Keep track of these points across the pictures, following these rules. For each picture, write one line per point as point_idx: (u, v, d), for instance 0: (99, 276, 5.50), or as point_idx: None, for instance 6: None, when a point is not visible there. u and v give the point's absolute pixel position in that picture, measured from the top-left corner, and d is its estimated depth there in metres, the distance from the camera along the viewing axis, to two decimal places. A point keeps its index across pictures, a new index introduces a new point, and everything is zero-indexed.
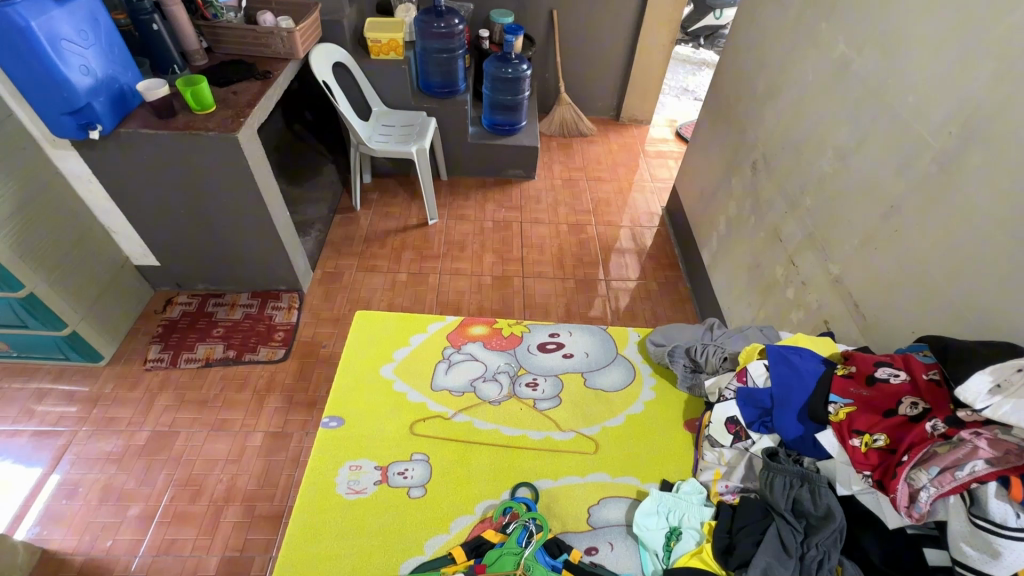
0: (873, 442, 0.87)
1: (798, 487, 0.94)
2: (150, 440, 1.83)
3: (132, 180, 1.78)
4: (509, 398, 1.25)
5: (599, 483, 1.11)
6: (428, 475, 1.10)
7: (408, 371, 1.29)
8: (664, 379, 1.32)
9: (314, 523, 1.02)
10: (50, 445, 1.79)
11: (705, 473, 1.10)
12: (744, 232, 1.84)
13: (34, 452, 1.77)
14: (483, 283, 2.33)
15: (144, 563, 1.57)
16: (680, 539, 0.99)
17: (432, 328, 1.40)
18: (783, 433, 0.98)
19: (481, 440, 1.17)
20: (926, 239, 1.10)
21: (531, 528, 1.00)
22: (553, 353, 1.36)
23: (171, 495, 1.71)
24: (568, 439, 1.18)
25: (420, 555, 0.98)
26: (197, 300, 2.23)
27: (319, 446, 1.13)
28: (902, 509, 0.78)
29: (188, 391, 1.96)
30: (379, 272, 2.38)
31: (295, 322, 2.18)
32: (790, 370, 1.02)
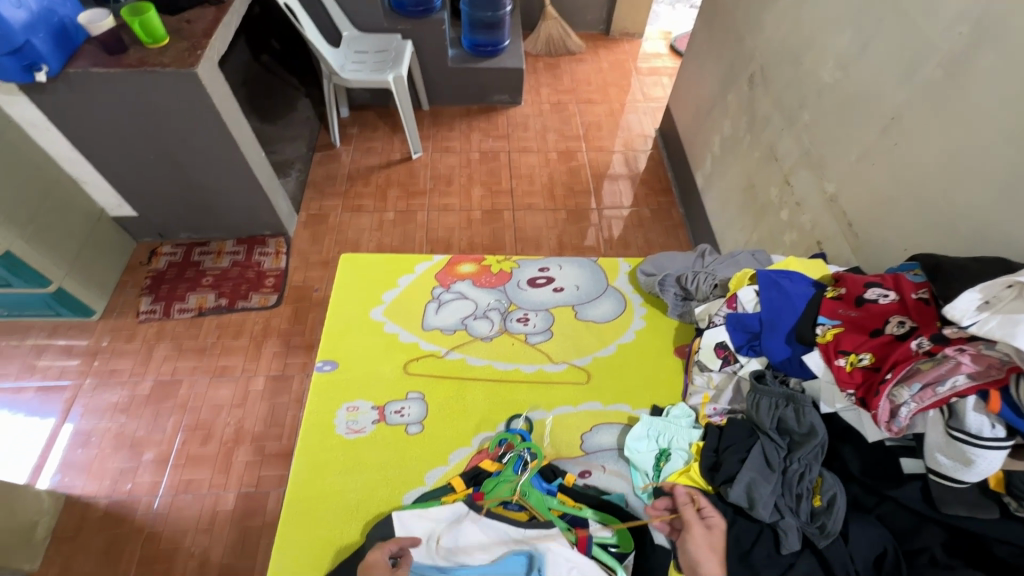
0: (858, 362, 0.87)
1: (783, 407, 0.96)
2: (154, 389, 1.87)
3: (92, 124, 1.67)
4: (500, 334, 1.25)
5: (591, 412, 1.15)
6: (424, 413, 1.13)
7: (399, 313, 1.28)
8: (654, 308, 1.32)
9: (316, 462, 1.05)
10: (57, 398, 1.83)
11: (694, 397, 1.13)
12: (739, 153, 1.77)
13: (43, 405, 1.81)
14: (473, 218, 2.28)
15: (166, 501, 1.65)
16: (669, 460, 1.03)
17: (420, 268, 1.37)
18: (771, 355, 1.00)
19: (475, 376, 1.19)
20: (927, 151, 1.06)
21: (526, 457, 1.03)
22: (543, 288, 1.35)
23: (183, 439, 1.77)
24: (561, 370, 1.21)
25: (421, 486, 1.03)
26: (182, 250, 2.18)
27: (314, 391, 1.15)
28: (883, 423, 0.81)
29: (186, 340, 1.97)
30: (365, 211, 2.32)
31: (285, 268, 2.14)
32: (780, 295, 1.02)
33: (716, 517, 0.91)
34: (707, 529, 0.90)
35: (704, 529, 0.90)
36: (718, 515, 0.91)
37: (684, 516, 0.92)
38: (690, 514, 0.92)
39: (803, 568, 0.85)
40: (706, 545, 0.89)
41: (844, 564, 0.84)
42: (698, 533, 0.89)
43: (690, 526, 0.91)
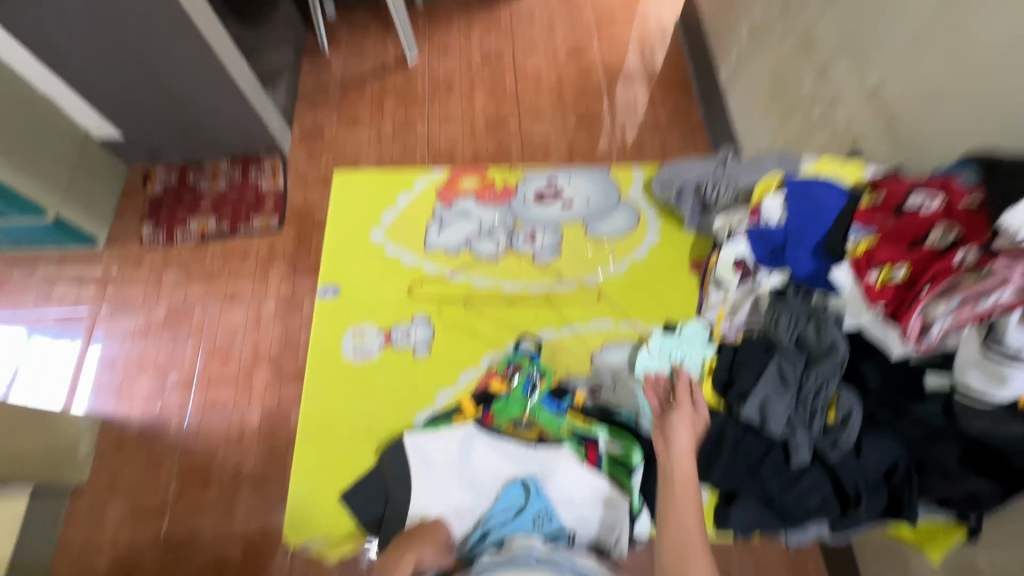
0: (891, 276, 0.81)
1: (804, 324, 0.93)
2: (169, 314, 1.89)
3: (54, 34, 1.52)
4: (507, 254, 1.20)
5: (601, 331, 1.12)
6: (431, 335, 1.11)
7: (399, 234, 1.22)
8: (670, 222, 1.23)
9: (326, 387, 1.06)
10: (78, 325, 1.86)
11: (709, 313, 1.09)
12: (771, 42, 1.57)
13: (65, 332, 1.85)
14: (476, 128, 2.13)
15: (194, 420, 1.74)
16: (681, 377, 1.01)
17: (418, 185, 1.28)
18: (794, 271, 0.94)
19: (481, 297, 1.15)
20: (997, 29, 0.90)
21: (535, 378, 1.03)
22: (551, 205, 1.26)
23: (203, 361, 1.82)
24: (570, 290, 1.16)
25: (431, 407, 1.04)
26: (176, 173, 2.06)
27: (319, 317, 1.13)
28: (910, 339, 0.77)
29: (193, 266, 1.96)
30: (361, 124, 2.17)
31: (283, 188, 2.05)
32: (808, 205, 0.94)
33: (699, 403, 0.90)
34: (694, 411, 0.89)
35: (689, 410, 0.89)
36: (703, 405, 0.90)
37: (677, 397, 0.90)
38: (684, 397, 0.90)
39: (810, 479, 0.88)
40: (688, 425, 0.87)
41: (854, 479, 0.86)
42: (685, 414, 0.88)
43: (677, 408, 0.89)
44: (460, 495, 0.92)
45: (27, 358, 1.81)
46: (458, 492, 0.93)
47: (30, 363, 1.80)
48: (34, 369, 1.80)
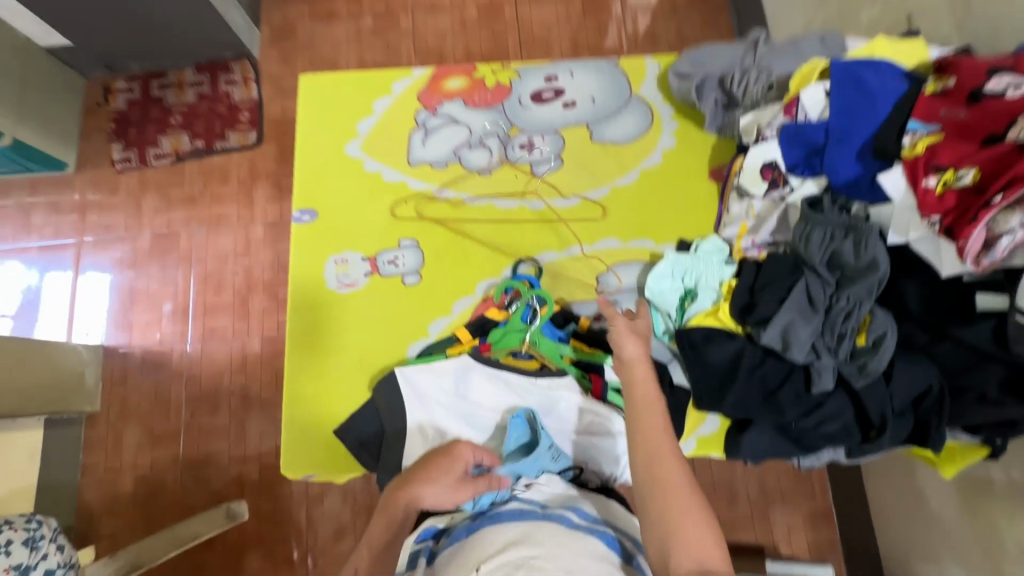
0: (955, 181, 0.68)
1: (841, 239, 0.81)
2: (154, 242, 1.71)
3: None
4: (501, 166, 1.06)
5: (607, 251, 1.02)
6: (421, 261, 1.02)
7: (380, 148, 1.08)
8: (688, 122, 1.07)
9: (312, 320, 0.99)
10: (63, 254, 1.71)
11: (729, 228, 0.97)
12: None
13: (52, 262, 1.70)
14: (468, 18, 1.84)
15: (198, 348, 1.62)
16: (695, 300, 0.93)
17: (397, 88, 1.11)
18: (833, 176, 0.81)
19: (474, 218, 1.04)
20: None
21: (535, 305, 0.93)
22: (551, 104, 1.09)
23: (197, 290, 1.67)
24: (571, 206, 1.04)
25: (425, 338, 0.98)
26: (138, 83, 1.82)
27: (295, 244, 1.03)
28: (968, 258, 0.66)
29: (172, 189, 1.75)
30: (339, 18, 1.87)
31: (259, 99, 1.80)
32: (860, 94, 0.78)
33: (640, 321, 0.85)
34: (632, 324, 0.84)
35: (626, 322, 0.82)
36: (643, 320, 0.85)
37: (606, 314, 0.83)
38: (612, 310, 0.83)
39: (832, 406, 0.82)
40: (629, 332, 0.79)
41: (880, 404, 0.79)
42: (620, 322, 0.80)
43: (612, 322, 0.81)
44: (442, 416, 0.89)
45: (20, 293, 1.69)
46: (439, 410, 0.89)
47: (20, 297, 1.68)
48: (27, 302, 1.68)
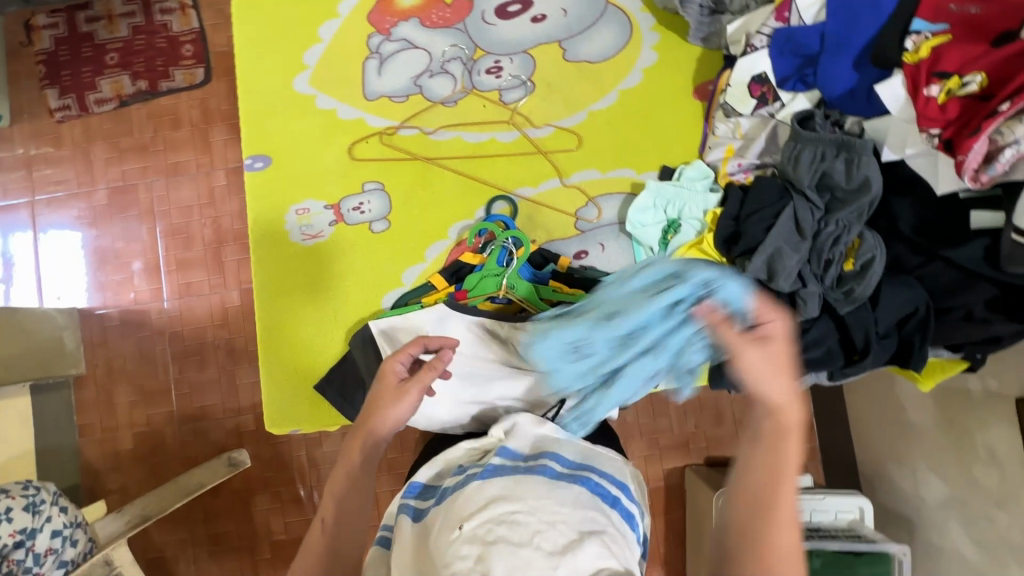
0: (960, 89, 0.61)
1: (831, 159, 0.75)
2: (111, 197, 1.60)
3: None
4: (467, 95, 0.97)
5: (587, 182, 0.95)
6: (388, 206, 0.95)
7: (331, 81, 0.97)
8: (671, 32, 0.97)
9: (278, 275, 0.94)
10: (17, 214, 1.60)
11: (715, 152, 0.90)
12: None
13: (7, 225, 1.61)
14: None
15: (175, 306, 1.57)
16: (678, 232, 0.88)
17: (345, 9, 0.98)
18: (827, 89, 0.75)
19: (440, 155, 0.96)
20: None
21: (511, 247, 0.88)
22: (518, 19, 0.98)
23: (165, 245, 1.59)
24: (546, 136, 0.96)
25: (400, 287, 0.94)
26: (63, 18, 1.62)
27: (251, 193, 0.96)
28: (967, 174, 0.60)
29: (121, 138, 1.61)
30: None
31: (200, 28, 1.61)
32: None
33: (775, 325, 0.53)
34: (763, 354, 0.52)
35: (757, 347, 0.52)
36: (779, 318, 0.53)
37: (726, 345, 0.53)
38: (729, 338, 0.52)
39: (816, 332, 0.80)
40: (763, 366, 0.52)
41: (865, 328, 0.77)
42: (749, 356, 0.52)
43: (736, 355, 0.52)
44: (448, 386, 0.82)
45: None
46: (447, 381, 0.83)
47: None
48: None
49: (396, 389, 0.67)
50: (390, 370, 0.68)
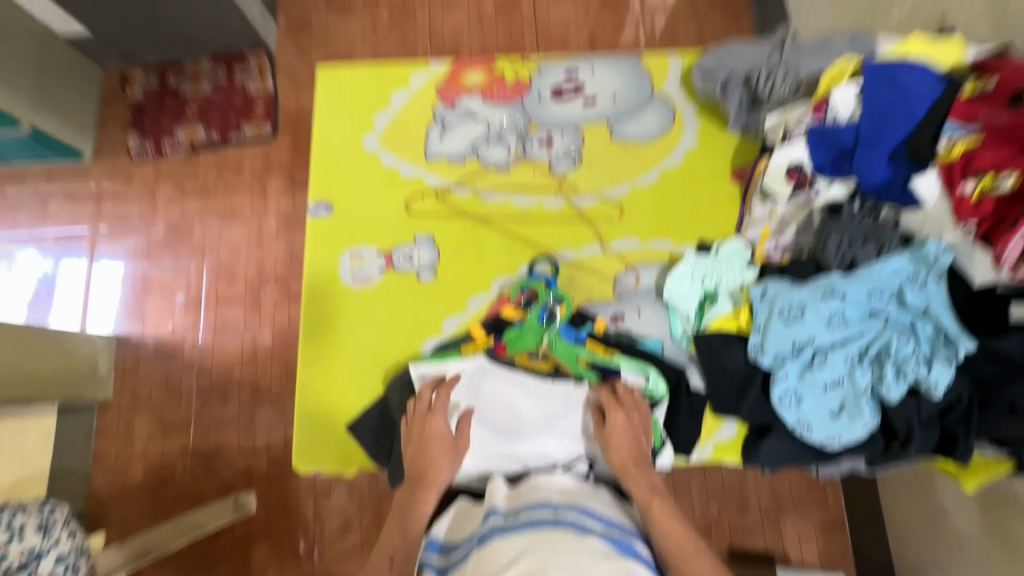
0: (994, 185, 0.66)
1: (861, 245, 0.80)
2: (167, 233, 1.71)
3: None
4: (518, 162, 1.05)
5: (626, 250, 1.00)
6: (436, 257, 1.01)
7: (397, 140, 1.07)
8: (712, 120, 1.05)
9: (324, 312, 0.99)
10: (80, 242, 1.71)
11: (751, 231, 0.95)
12: None
13: (68, 251, 1.71)
14: (485, 13, 1.67)
15: (208, 341, 1.61)
16: (715, 303, 0.90)
17: (416, 81, 1.09)
18: (864, 177, 0.79)
19: (490, 214, 1.03)
20: None
21: (551, 305, 0.91)
22: (571, 101, 1.08)
23: (209, 280, 1.66)
24: (589, 205, 1.03)
25: (439, 335, 0.97)
26: (155, 74, 1.77)
27: (312, 238, 1.02)
28: (1005, 264, 0.65)
29: (187, 181, 1.73)
30: (355, 13, 1.72)
31: (274, 90, 1.74)
32: (893, 93, 0.76)
33: (617, 413, 0.81)
34: (604, 436, 0.81)
35: (619, 424, 0.81)
36: (618, 415, 0.81)
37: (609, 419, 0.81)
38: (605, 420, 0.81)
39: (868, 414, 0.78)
40: (627, 434, 0.80)
41: (907, 417, 0.77)
42: (622, 432, 0.80)
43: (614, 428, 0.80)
44: (479, 438, 0.86)
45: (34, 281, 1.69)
46: (477, 433, 0.86)
47: (36, 283, 1.68)
48: (44, 288, 1.68)
49: (449, 455, 0.79)
50: (438, 441, 0.80)
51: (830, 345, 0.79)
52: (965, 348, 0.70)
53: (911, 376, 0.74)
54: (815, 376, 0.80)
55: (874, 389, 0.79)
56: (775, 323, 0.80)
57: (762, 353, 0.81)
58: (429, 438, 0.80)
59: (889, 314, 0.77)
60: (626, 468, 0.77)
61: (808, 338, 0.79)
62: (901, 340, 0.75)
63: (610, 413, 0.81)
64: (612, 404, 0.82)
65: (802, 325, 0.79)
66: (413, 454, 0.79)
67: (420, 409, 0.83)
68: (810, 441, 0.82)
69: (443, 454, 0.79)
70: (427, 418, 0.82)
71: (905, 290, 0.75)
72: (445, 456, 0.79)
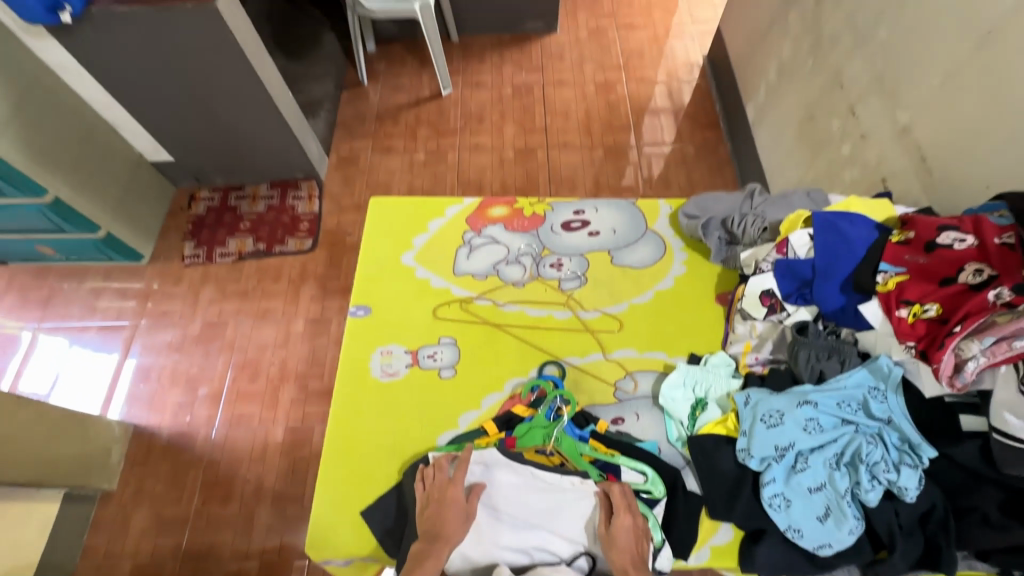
0: (923, 313, 0.82)
1: (826, 359, 0.92)
2: (203, 330, 1.79)
3: (108, 57, 1.46)
4: (533, 280, 1.23)
5: (626, 359, 1.13)
6: (457, 357, 1.14)
7: (430, 258, 1.26)
8: (697, 253, 1.24)
9: (352, 403, 1.09)
10: (119, 335, 1.78)
11: (735, 346, 1.07)
12: (798, 82, 1.48)
13: (106, 343, 1.77)
14: (506, 158, 1.99)
15: (222, 435, 1.63)
16: (705, 409, 1.00)
17: (450, 212, 1.33)
18: (823, 305, 0.94)
19: (506, 322, 1.17)
20: None
21: (559, 403, 1.03)
22: (578, 232, 1.29)
23: (233, 377, 1.72)
24: (592, 318, 1.18)
25: (455, 428, 1.05)
26: (219, 194, 2.00)
27: (349, 335, 1.16)
28: (944, 378, 0.77)
29: (229, 284, 1.86)
30: (395, 153, 2.05)
31: (319, 212, 1.96)
32: (837, 238, 0.94)
33: (624, 515, 0.88)
34: (609, 535, 0.87)
35: (626, 523, 0.87)
36: (625, 516, 0.88)
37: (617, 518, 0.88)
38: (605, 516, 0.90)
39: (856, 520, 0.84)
40: (631, 532, 0.87)
41: (887, 520, 0.83)
42: (628, 533, 0.86)
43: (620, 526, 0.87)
44: (486, 522, 0.92)
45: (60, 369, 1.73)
46: (484, 517, 0.92)
47: (59, 369, 1.72)
48: (68, 376, 1.71)
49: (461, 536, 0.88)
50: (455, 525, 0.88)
51: (810, 448, 0.87)
52: (928, 454, 0.81)
53: (884, 480, 0.82)
54: (799, 479, 0.86)
55: (854, 493, 0.85)
56: (758, 428, 0.90)
57: (749, 455, 0.90)
58: (446, 504, 0.89)
59: (857, 423, 0.86)
60: (626, 569, 0.83)
61: (790, 443, 0.87)
62: (870, 446, 0.84)
63: (619, 515, 0.88)
64: (621, 506, 0.89)
65: (783, 431, 0.88)
66: (430, 515, 0.88)
67: (439, 479, 0.92)
68: (803, 546, 0.86)
69: (457, 519, 0.89)
70: (447, 487, 0.91)
71: (869, 403, 0.86)
72: (459, 522, 0.89)
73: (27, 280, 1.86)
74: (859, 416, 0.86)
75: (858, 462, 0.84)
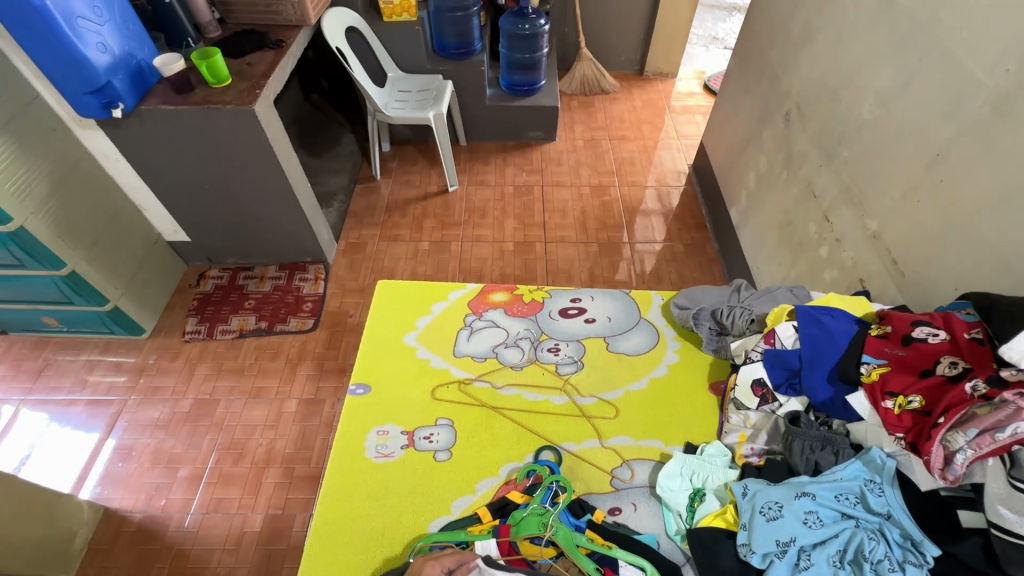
0: (907, 404, 0.85)
1: (820, 451, 0.94)
2: (193, 407, 1.76)
3: (147, 148, 1.60)
4: (530, 363, 1.26)
5: (622, 446, 1.13)
6: (453, 440, 1.13)
7: (431, 339, 1.30)
8: (689, 343, 1.29)
9: (343, 484, 1.06)
10: (104, 412, 1.74)
11: (731, 436, 1.08)
12: (775, 191, 1.63)
13: (90, 419, 1.72)
14: (506, 249, 2.10)
15: (196, 521, 1.54)
16: (703, 500, 0.99)
17: (453, 295, 1.40)
18: (813, 395, 0.97)
19: (502, 406, 1.19)
20: (989, 189, 0.95)
21: (555, 490, 1.01)
22: (575, 319, 1.35)
23: (216, 458, 1.65)
24: (590, 404, 1.19)
25: (447, 514, 1.02)
26: (228, 273, 2.08)
27: (347, 414, 1.17)
28: (936, 471, 0.78)
29: (226, 361, 1.87)
30: (401, 241, 2.17)
31: (323, 293, 2.02)
32: (821, 331, 0.99)
33: None
34: None
35: None
36: None
37: None
38: None
39: None
40: None
41: None
42: None
43: None
44: None
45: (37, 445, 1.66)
46: None
47: (36, 444, 1.66)
48: (43, 452, 1.65)
49: None
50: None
51: (813, 543, 0.85)
52: (932, 553, 0.79)
53: None
54: None
55: None
56: (758, 521, 0.88)
57: (749, 550, 0.87)
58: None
59: (856, 517, 0.86)
60: None
61: (791, 537, 0.85)
62: (872, 542, 0.82)
63: None
64: None
65: (785, 525, 0.85)
66: None
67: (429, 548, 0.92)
68: None
69: None
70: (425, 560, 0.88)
71: (867, 496, 0.86)
72: None
73: (24, 351, 1.87)
74: (858, 509, 0.86)
75: (861, 560, 0.81)
